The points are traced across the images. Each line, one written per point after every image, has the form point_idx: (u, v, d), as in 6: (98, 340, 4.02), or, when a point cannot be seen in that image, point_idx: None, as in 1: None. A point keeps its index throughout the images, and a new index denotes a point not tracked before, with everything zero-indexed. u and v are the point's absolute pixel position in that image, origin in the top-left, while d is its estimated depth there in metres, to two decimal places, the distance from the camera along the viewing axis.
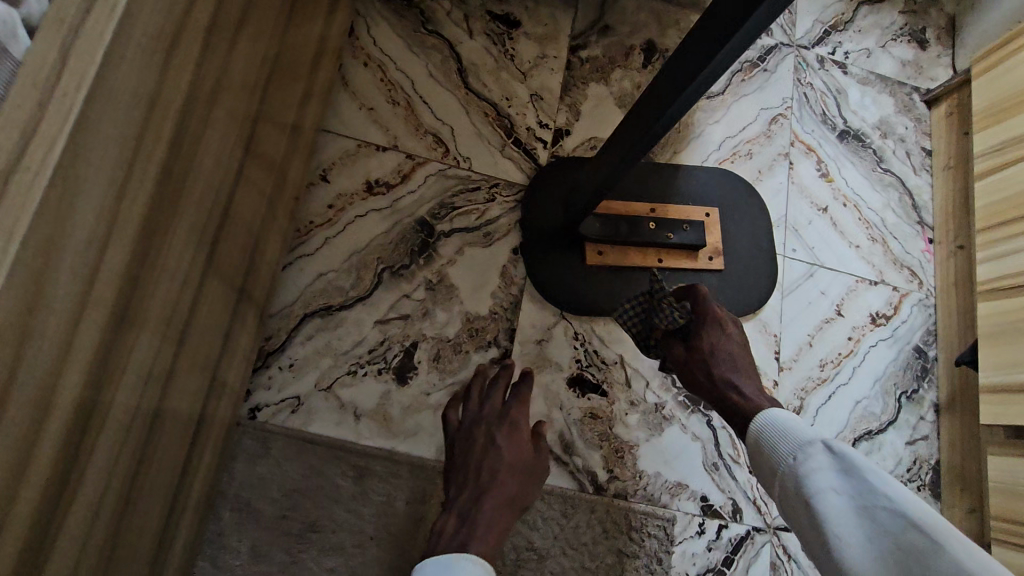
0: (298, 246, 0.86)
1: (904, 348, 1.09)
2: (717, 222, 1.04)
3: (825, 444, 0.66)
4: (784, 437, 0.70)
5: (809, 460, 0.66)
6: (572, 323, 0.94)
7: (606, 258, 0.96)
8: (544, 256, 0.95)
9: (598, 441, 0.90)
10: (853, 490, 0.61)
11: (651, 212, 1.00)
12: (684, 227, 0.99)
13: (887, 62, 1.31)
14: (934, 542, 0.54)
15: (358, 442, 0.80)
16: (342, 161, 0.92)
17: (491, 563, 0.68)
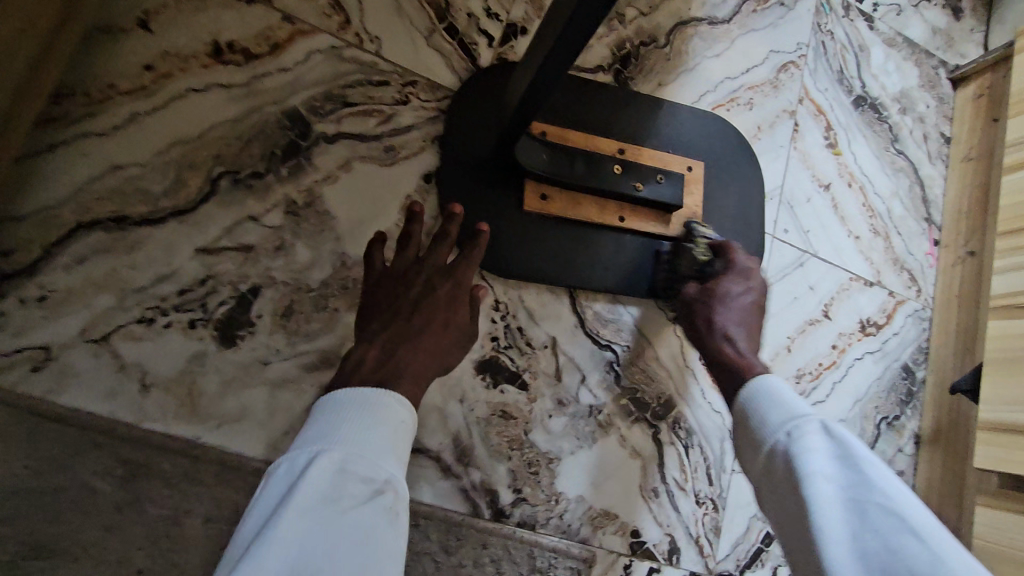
0: (85, 117, 0.57)
1: (891, 365, 0.90)
2: (699, 179, 0.80)
3: (826, 424, 0.50)
4: (772, 403, 0.54)
5: (801, 435, 0.50)
6: (493, 288, 0.69)
7: (551, 205, 0.70)
8: (468, 189, 0.69)
9: (507, 450, 0.66)
10: (846, 481, 0.46)
11: (618, 153, 0.74)
12: (659, 178, 0.74)
13: (917, 26, 1.08)
14: (935, 557, 0.40)
15: (140, 425, 0.53)
16: (179, 7, 0.63)
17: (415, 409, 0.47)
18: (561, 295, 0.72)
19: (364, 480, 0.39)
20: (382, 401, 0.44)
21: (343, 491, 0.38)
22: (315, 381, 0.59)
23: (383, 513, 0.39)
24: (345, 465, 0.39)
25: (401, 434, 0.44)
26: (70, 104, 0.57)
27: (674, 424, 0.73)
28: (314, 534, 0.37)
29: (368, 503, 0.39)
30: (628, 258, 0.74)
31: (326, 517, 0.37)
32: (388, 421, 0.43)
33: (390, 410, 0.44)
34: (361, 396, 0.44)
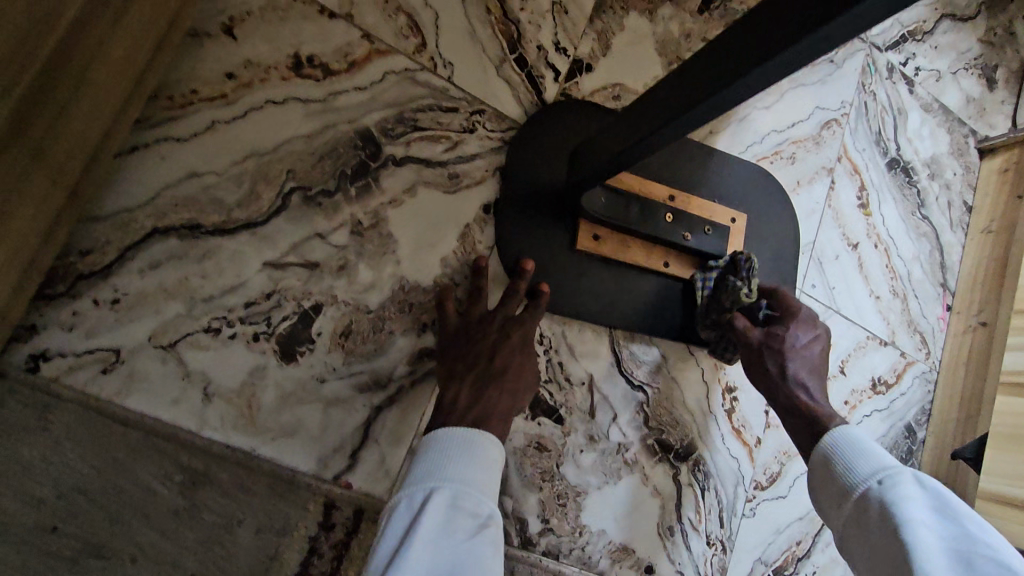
0: (165, 122, 0.58)
1: (896, 424, 0.94)
2: (742, 230, 0.81)
3: (916, 476, 0.50)
4: (856, 452, 0.53)
5: (897, 484, 0.49)
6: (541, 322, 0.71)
7: (602, 246, 0.72)
8: (523, 225, 0.70)
9: (538, 481, 0.69)
10: (946, 531, 0.45)
11: (669, 200, 0.76)
12: (706, 229, 0.77)
13: (953, 93, 1.12)
14: None
15: (200, 433, 0.55)
16: (262, 14, 0.63)
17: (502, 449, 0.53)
18: (602, 334, 0.74)
19: (472, 514, 0.46)
20: (484, 442, 0.50)
21: (456, 527, 0.45)
22: (367, 402, 0.61)
23: (488, 544, 0.45)
24: (460, 497, 0.46)
25: (499, 471, 0.50)
26: (154, 106, 0.58)
27: (695, 466, 0.77)
28: (435, 565, 0.43)
29: (477, 534, 0.45)
30: (668, 302, 0.77)
31: (443, 551, 0.43)
32: (489, 458, 0.50)
33: (489, 452, 0.50)
34: (461, 438, 0.50)
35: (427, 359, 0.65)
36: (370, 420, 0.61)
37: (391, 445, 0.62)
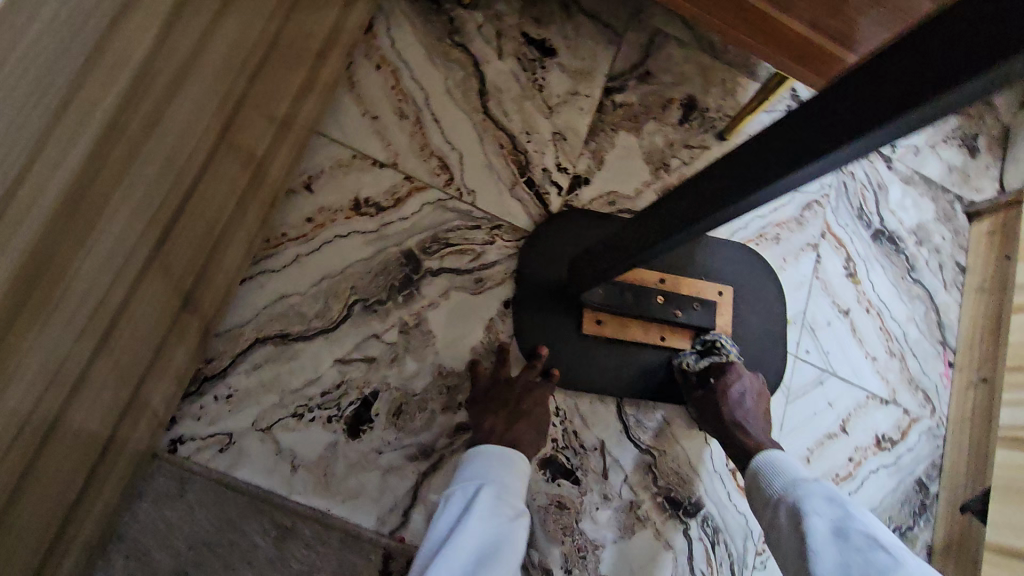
0: (264, 260, 0.78)
1: (905, 479, 1.00)
2: (730, 302, 0.94)
3: (815, 480, 0.69)
4: (779, 465, 0.72)
5: (800, 487, 0.68)
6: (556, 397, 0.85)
7: (603, 327, 0.87)
8: (536, 313, 0.86)
9: (561, 535, 0.80)
10: (833, 515, 0.64)
11: (659, 282, 0.89)
12: (696, 306, 0.89)
13: (934, 163, 1.21)
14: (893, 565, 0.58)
15: (288, 496, 0.71)
16: (332, 171, 0.85)
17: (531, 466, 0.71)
18: (610, 404, 0.87)
19: (508, 506, 0.64)
20: (507, 457, 0.69)
21: (499, 515, 0.63)
22: (416, 469, 0.76)
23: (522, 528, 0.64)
24: (501, 494, 0.65)
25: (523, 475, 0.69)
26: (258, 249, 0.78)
27: (704, 521, 0.86)
28: (483, 539, 0.60)
29: (513, 519, 0.63)
30: (668, 373, 0.89)
31: (489, 532, 0.61)
32: (517, 467, 0.69)
33: (515, 462, 0.69)
34: (496, 455, 0.68)
35: (464, 431, 0.79)
36: (419, 484, 0.76)
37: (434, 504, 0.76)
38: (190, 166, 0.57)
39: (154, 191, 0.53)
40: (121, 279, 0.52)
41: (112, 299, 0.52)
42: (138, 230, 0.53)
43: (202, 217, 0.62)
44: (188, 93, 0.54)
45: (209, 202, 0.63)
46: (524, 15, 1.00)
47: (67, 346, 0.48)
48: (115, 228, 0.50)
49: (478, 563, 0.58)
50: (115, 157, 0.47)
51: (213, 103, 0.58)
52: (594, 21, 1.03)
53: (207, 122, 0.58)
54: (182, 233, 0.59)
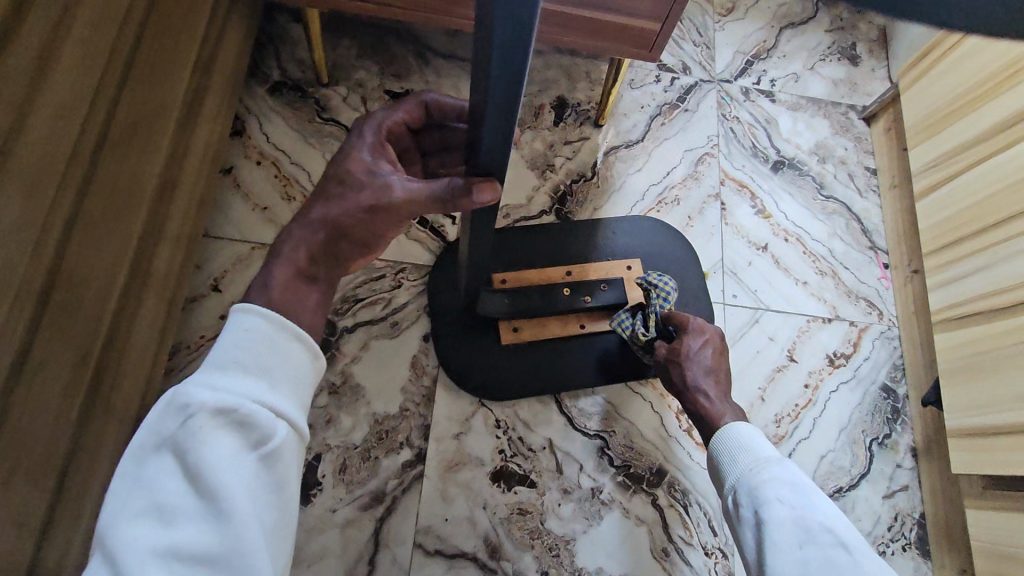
0: (188, 364, 0.84)
1: (870, 389, 1.00)
2: (640, 272, 0.99)
3: (780, 461, 0.67)
4: (740, 447, 0.70)
5: (764, 470, 0.66)
6: (493, 410, 0.88)
7: (520, 333, 0.90)
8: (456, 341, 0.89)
9: (529, 540, 0.83)
10: (795, 504, 0.63)
11: (567, 275, 0.95)
12: (603, 287, 0.92)
13: (815, 84, 1.21)
14: (850, 560, 0.58)
15: None
16: (235, 267, 0.90)
17: (281, 339, 0.49)
18: (550, 402, 0.90)
19: (228, 384, 0.46)
20: (244, 329, 0.48)
21: (179, 398, 0.45)
22: (372, 515, 0.81)
23: (240, 415, 0.45)
24: (173, 399, 0.45)
25: (271, 367, 0.48)
26: (180, 356, 0.85)
27: (671, 487, 0.88)
28: (146, 484, 0.43)
29: (186, 424, 0.44)
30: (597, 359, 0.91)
31: (176, 417, 0.44)
32: (247, 352, 0.47)
33: (254, 335, 0.48)
34: (234, 316, 0.49)
35: (411, 467, 0.83)
36: (378, 529, 0.80)
37: (397, 544, 0.80)
38: (92, 317, 0.66)
39: (66, 351, 0.62)
40: (41, 429, 0.60)
41: (33, 451, 0.59)
42: (57, 386, 0.61)
43: (132, 335, 0.73)
44: (82, 262, 0.63)
45: (137, 322, 0.74)
46: (383, 73, 1.04)
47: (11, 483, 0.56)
48: (36, 392, 0.58)
49: (150, 465, 0.44)
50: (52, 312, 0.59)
51: (104, 262, 0.66)
52: (449, 58, 1.07)
53: (103, 278, 0.67)
54: (95, 373, 0.67)
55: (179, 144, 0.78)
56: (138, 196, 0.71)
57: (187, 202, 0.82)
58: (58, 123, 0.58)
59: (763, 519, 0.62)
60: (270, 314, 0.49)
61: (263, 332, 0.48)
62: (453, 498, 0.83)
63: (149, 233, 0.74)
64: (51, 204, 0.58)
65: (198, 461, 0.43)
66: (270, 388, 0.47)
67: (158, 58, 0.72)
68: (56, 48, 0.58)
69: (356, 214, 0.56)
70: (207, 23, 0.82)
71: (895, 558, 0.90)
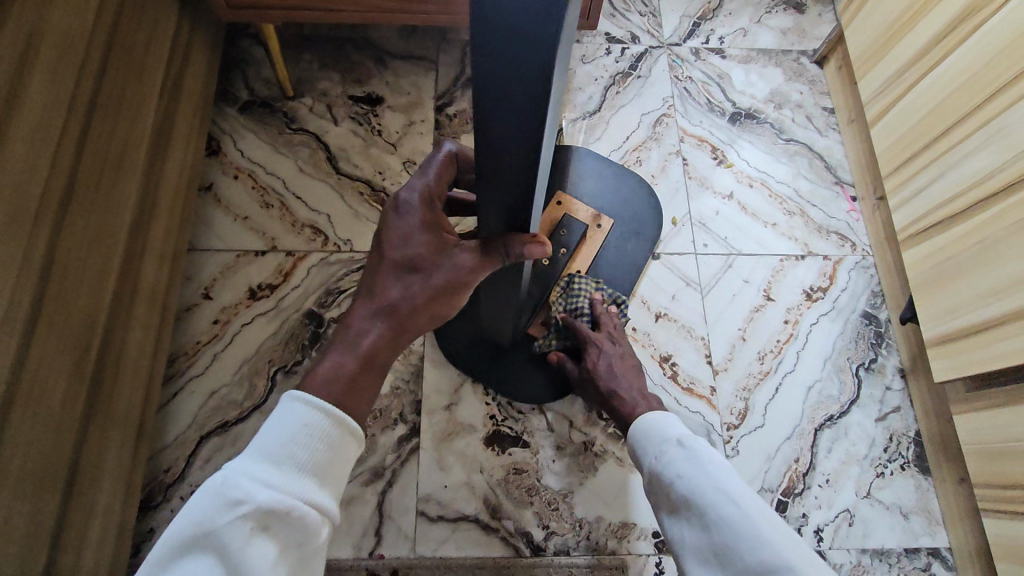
0: (188, 369, 0.90)
1: (850, 318, 1.01)
2: (571, 197, 1.03)
3: (677, 440, 0.65)
4: (650, 432, 0.68)
5: (662, 457, 0.65)
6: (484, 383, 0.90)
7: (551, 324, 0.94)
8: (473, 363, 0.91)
9: (528, 498, 0.85)
10: (690, 481, 0.61)
11: None
12: (563, 232, 0.99)
13: (766, 35, 1.24)
14: (745, 530, 0.55)
15: None
16: (223, 275, 0.95)
17: (342, 429, 0.49)
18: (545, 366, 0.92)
19: (281, 484, 0.45)
20: (302, 423, 0.47)
21: (228, 494, 0.43)
22: (374, 490, 0.84)
23: (289, 516, 0.44)
24: (221, 487, 0.44)
25: (326, 466, 0.47)
26: (179, 363, 0.90)
27: None
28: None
29: (234, 522, 0.43)
30: None
31: (223, 516, 0.43)
32: (303, 449, 0.46)
33: (311, 430, 0.47)
34: (292, 406, 0.47)
35: (407, 441, 0.87)
36: (381, 502, 0.84)
37: (401, 515, 0.83)
38: (85, 324, 0.70)
39: (63, 357, 0.67)
40: (47, 430, 0.64)
41: (40, 451, 0.63)
42: (56, 395, 0.66)
43: (126, 349, 0.78)
44: (71, 274, 0.68)
45: (129, 336, 0.79)
46: (344, 80, 1.10)
47: (16, 488, 0.60)
48: (39, 395, 0.63)
49: (189, 555, 0.43)
50: (42, 330, 0.64)
51: (90, 275, 0.71)
52: (405, 57, 1.13)
53: (93, 290, 0.71)
54: (93, 384, 0.71)
55: (152, 165, 0.84)
56: (116, 212, 0.76)
57: (167, 219, 0.88)
58: (33, 148, 0.63)
59: (676, 504, 0.62)
60: (328, 409, 0.48)
61: (322, 425, 0.48)
62: (450, 466, 0.86)
63: (133, 248, 0.79)
64: (34, 221, 0.63)
65: (242, 564, 0.42)
66: (321, 486, 0.47)
67: (122, 91, 0.77)
68: (23, 78, 0.62)
69: (424, 291, 0.57)
70: (170, 52, 0.88)
71: (894, 478, 0.90)
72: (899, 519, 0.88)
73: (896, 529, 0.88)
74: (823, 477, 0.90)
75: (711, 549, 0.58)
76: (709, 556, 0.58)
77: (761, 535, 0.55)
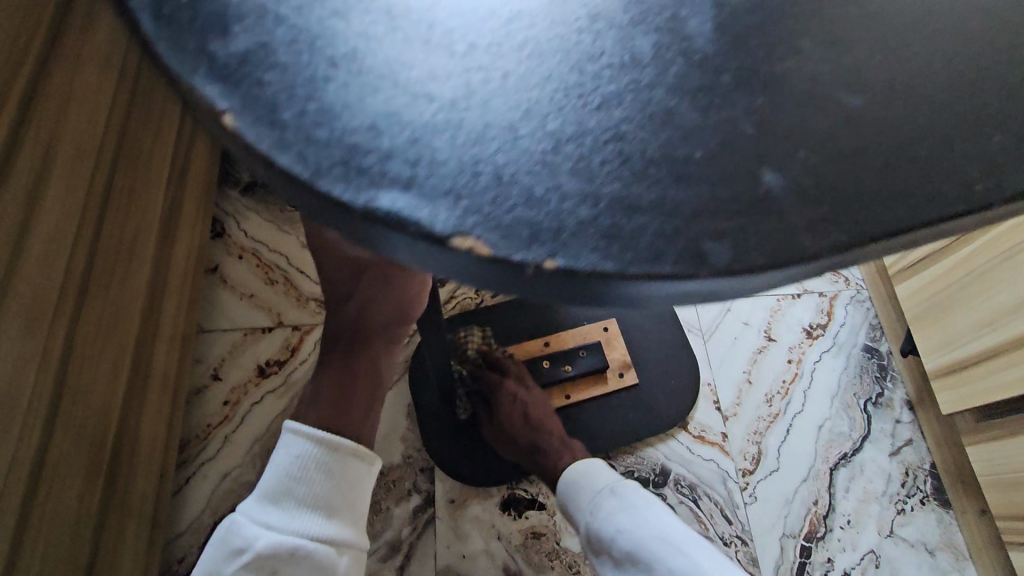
0: (198, 453, 0.89)
1: (852, 352, 1.02)
2: (618, 332, 0.97)
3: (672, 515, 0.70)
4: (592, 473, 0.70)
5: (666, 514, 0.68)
6: (412, 439, 0.91)
7: None
8: (472, 428, 0.91)
9: (548, 562, 0.84)
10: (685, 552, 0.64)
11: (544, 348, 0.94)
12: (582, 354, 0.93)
13: None
14: None
15: None
16: (230, 355, 0.97)
17: (338, 452, 0.48)
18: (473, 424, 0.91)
19: (282, 524, 0.45)
20: (295, 456, 0.48)
21: (233, 540, 0.45)
22: (392, 565, 0.83)
23: (294, 556, 0.44)
24: (228, 532, 0.46)
25: (326, 497, 0.47)
26: (190, 448, 0.90)
27: (677, 484, 0.90)
28: None
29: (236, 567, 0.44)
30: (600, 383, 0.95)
31: (230, 564, 0.44)
32: (301, 483, 0.47)
33: (304, 461, 0.47)
34: (284, 441, 0.48)
35: (422, 511, 0.86)
36: None
37: None
38: (102, 419, 0.71)
39: (79, 455, 0.67)
40: (62, 532, 0.64)
41: (56, 554, 0.63)
42: (74, 495, 0.66)
43: (140, 438, 0.78)
44: (84, 374, 0.69)
45: (144, 424, 0.79)
46: None
47: None
48: (56, 495, 0.63)
49: None
50: (59, 432, 0.64)
51: (105, 370, 0.72)
52: None
53: (108, 385, 0.73)
54: (108, 478, 0.72)
55: (162, 254, 0.86)
56: (127, 304, 0.77)
57: (175, 305, 0.89)
58: (51, 253, 0.65)
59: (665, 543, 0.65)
60: (322, 439, 0.48)
61: (311, 460, 0.47)
62: (467, 534, 0.85)
63: (145, 336, 0.81)
64: (53, 324, 0.65)
65: None
66: (326, 517, 0.46)
67: (131, 188, 0.80)
68: (42, 190, 0.65)
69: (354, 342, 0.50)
70: (174, 144, 0.92)
71: (915, 514, 0.89)
72: (926, 557, 0.87)
73: (924, 568, 0.86)
74: (844, 519, 0.89)
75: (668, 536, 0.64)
76: None
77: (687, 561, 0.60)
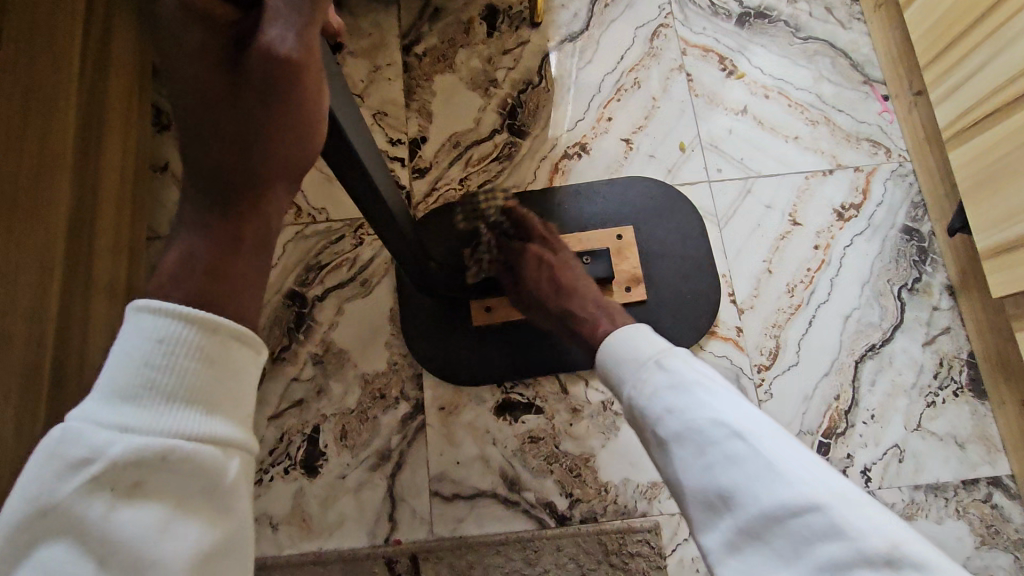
0: None
1: (888, 235, 0.90)
2: (633, 242, 0.87)
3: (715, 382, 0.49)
4: (622, 352, 0.56)
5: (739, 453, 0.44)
6: (397, 345, 0.84)
7: (495, 312, 0.83)
8: (459, 332, 0.84)
9: (547, 466, 0.79)
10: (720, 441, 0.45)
11: None
12: (586, 260, 0.83)
13: None
14: (747, 446, 0.43)
15: (282, 552, 0.76)
16: None
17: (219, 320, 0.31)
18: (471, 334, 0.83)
19: (151, 423, 0.28)
20: (157, 338, 0.29)
21: (69, 454, 0.27)
22: (383, 473, 0.79)
23: (166, 461, 0.28)
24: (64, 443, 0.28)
25: (211, 388, 0.30)
26: None
27: None
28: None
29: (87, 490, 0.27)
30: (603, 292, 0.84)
31: (75, 486, 0.27)
32: (167, 375, 0.29)
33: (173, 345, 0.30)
34: (134, 324, 0.29)
35: (411, 420, 0.81)
36: (391, 485, 0.78)
37: (414, 497, 0.78)
38: (36, 328, 0.63)
39: (10, 366, 0.59)
40: (8, 452, 0.58)
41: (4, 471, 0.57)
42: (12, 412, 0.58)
43: (96, 350, 0.71)
44: (4, 281, 0.60)
45: (97, 335, 0.72)
46: None
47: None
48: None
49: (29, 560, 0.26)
50: None
51: (30, 274, 0.63)
52: None
53: (37, 290, 0.63)
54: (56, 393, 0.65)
55: (87, 149, 0.74)
56: (52, 202, 0.67)
57: (114, 208, 0.78)
58: None
59: (668, 436, 0.48)
60: (193, 311, 0.30)
61: (182, 333, 0.30)
62: (460, 440, 0.80)
63: (82, 238, 0.71)
64: None
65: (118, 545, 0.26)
66: (212, 415, 0.30)
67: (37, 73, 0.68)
68: None
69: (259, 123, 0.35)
70: (85, 19, 0.77)
71: (946, 406, 0.82)
72: (954, 450, 0.81)
73: (951, 461, 0.80)
74: (867, 414, 0.82)
75: (715, 486, 0.44)
76: (705, 483, 0.44)
77: (854, 531, 0.39)
